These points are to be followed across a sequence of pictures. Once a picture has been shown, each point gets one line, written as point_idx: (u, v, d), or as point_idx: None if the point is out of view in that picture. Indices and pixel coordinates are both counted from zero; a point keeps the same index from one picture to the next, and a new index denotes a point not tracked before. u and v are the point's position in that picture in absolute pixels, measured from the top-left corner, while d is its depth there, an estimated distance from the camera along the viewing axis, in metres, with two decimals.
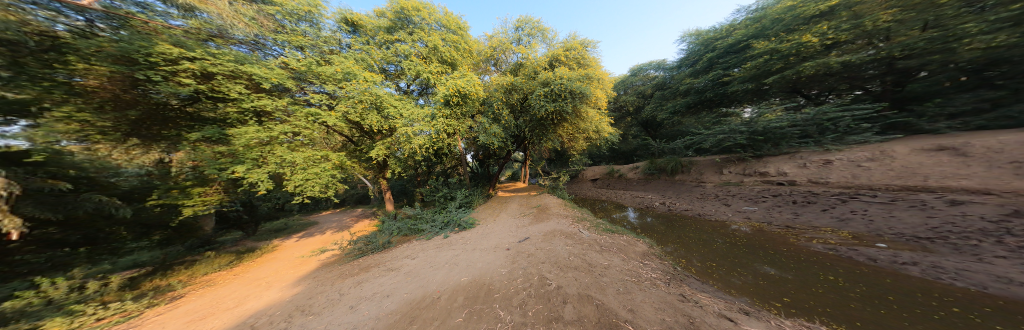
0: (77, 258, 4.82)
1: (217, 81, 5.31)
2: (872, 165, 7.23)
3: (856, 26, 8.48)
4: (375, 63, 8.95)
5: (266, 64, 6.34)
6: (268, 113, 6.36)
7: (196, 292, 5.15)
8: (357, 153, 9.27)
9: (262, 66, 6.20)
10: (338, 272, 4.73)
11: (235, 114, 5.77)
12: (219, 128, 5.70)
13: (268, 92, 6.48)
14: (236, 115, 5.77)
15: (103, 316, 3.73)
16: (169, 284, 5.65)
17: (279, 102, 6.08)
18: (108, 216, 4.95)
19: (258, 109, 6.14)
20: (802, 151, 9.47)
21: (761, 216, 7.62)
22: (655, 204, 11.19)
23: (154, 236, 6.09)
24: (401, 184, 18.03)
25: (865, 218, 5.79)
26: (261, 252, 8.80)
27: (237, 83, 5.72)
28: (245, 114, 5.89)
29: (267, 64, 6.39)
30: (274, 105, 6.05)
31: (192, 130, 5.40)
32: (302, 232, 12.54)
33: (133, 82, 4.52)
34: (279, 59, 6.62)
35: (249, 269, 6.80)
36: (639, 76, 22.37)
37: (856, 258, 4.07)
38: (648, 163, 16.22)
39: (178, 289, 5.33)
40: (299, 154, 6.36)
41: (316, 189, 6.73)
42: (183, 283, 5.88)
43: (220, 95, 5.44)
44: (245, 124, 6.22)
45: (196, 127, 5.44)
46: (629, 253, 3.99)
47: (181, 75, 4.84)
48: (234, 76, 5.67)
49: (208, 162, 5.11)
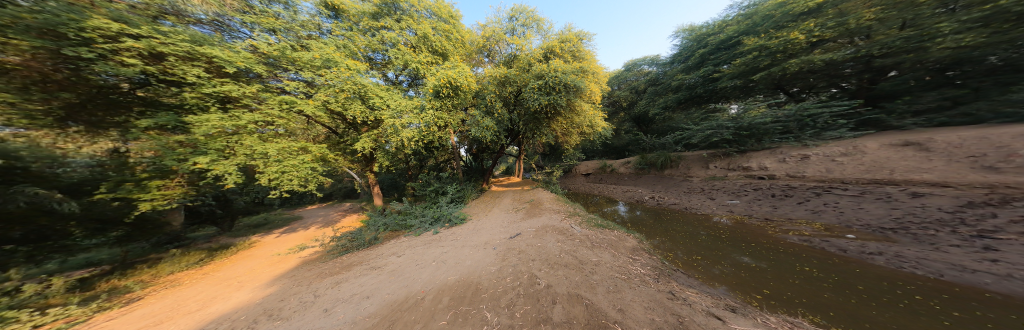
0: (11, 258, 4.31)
1: (170, 63, 4.65)
2: (845, 159, 7.63)
3: (840, 24, 8.74)
4: (359, 51, 8.36)
5: (229, 46, 5.64)
6: (235, 101, 5.80)
7: (160, 294, 4.79)
8: (342, 146, 8.78)
9: (226, 49, 5.57)
10: (317, 271, 4.48)
11: (193, 100, 5.10)
12: (176, 114, 5.16)
13: (235, 78, 5.83)
14: (196, 100, 5.11)
15: (42, 322, 3.36)
16: (127, 285, 5.21)
17: (247, 89, 5.53)
18: (50, 211, 4.44)
19: (225, 95, 5.56)
20: (782, 146, 9.88)
21: (742, 209, 7.94)
22: (645, 199, 11.45)
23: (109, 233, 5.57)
24: (391, 179, 17.51)
25: (836, 210, 6.14)
26: (237, 249, 8.33)
27: (195, 66, 5.06)
28: (208, 100, 5.27)
29: (232, 47, 5.74)
30: (242, 92, 5.51)
31: (144, 117, 4.85)
32: (284, 227, 11.98)
33: (69, 62, 3.87)
34: (247, 42, 5.95)
35: (222, 268, 6.39)
36: (632, 71, 22.43)
37: (828, 248, 4.30)
38: (640, 157, 16.48)
39: (137, 291, 4.92)
40: (273, 146, 5.89)
41: (295, 184, 6.32)
42: (143, 283, 5.43)
43: (175, 78, 4.80)
44: (208, 112, 5.64)
45: (151, 114, 4.89)
46: (619, 248, 4.02)
47: (125, 55, 4.20)
48: (193, 59, 5.01)
49: (166, 154, 4.62)
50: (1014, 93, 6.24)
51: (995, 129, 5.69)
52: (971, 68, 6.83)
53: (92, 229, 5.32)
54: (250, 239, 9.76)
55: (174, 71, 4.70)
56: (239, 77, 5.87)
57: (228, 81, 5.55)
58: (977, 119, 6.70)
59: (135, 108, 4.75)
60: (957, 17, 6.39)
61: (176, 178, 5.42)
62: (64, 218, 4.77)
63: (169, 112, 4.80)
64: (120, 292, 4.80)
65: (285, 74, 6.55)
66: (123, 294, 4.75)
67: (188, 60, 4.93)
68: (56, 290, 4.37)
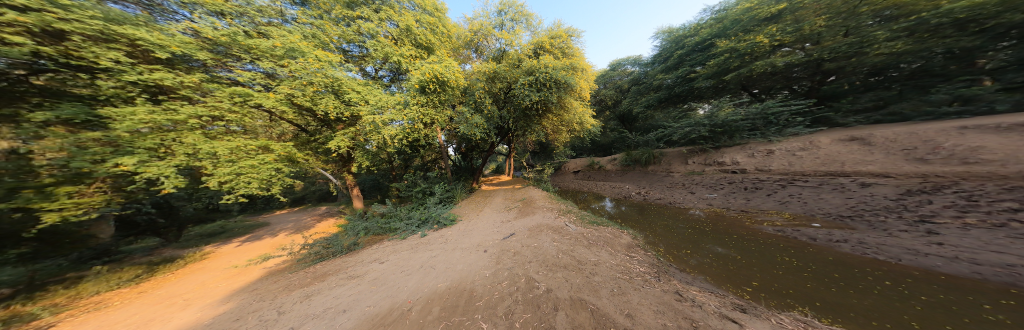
0: None
1: (75, 43, 3.70)
2: (804, 153, 8.37)
3: (797, 30, 9.47)
4: (331, 42, 7.55)
5: (162, 28, 4.66)
6: (172, 90, 4.86)
7: (75, 319, 3.91)
8: (312, 146, 7.86)
9: (156, 30, 4.59)
10: (284, 283, 3.90)
11: (111, 89, 4.14)
12: (89, 104, 4.09)
13: (172, 66, 4.88)
14: (114, 89, 4.15)
15: None
16: (33, 310, 4.15)
17: (187, 77, 4.66)
18: None
19: (157, 85, 4.64)
20: (750, 142, 10.64)
21: (721, 202, 8.43)
22: (631, 194, 11.81)
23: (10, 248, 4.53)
24: (373, 180, 16.40)
25: (800, 200, 6.67)
26: (187, 262, 7.25)
27: (113, 48, 4.12)
28: (133, 89, 4.34)
29: (164, 29, 4.74)
30: (179, 80, 4.62)
31: (44, 108, 3.72)
32: (247, 235, 10.68)
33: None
34: (184, 24, 4.87)
35: (163, 284, 5.46)
36: (616, 71, 23.10)
37: (800, 237, 4.63)
38: (624, 154, 17.01)
39: (47, 317, 3.97)
40: (225, 144, 5.07)
41: (255, 187, 5.54)
42: (54, 308, 4.32)
43: (84, 63, 3.83)
44: (134, 102, 4.65)
45: (55, 106, 3.76)
46: (615, 246, 3.96)
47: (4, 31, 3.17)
48: (110, 40, 4.06)
49: (76, 154, 3.71)
50: (931, 94, 7.18)
51: (921, 126, 6.53)
52: (899, 73, 7.82)
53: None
54: (203, 250, 8.56)
55: (82, 55, 3.76)
56: (178, 65, 4.92)
57: (162, 68, 4.62)
58: (903, 117, 7.60)
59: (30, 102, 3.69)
60: (891, 26, 7.28)
61: (93, 182, 4.43)
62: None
63: (77, 104, 3.85)
64: (24, 317, 3.87)
65: (238, 63, 5.64)
66: (27, 320, 3.80)
67: (102, 42, 3.98)
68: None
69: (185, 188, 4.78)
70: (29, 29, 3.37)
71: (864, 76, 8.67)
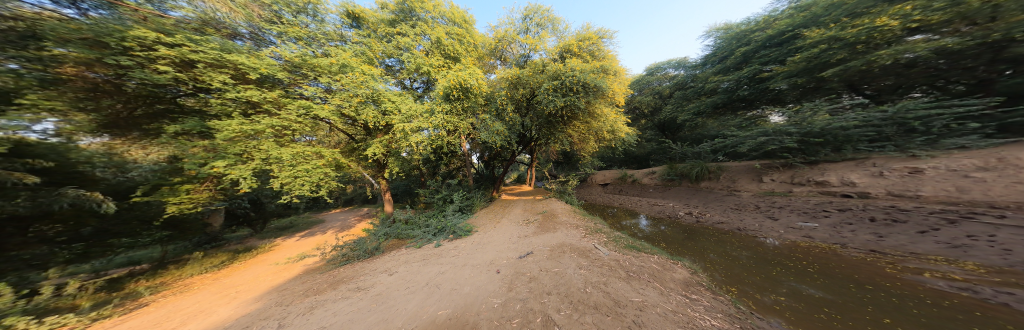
0: (56, 257, 4.59)
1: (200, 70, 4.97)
2: (987, 175, 5.49)
3: (956, 4, 6.29)
4: (376, 58, 8.66)
5: (258, 54, 5.99)
6: (257, 105, 5.97)
7: (163, 300, 4.65)
8: (356, 151, 8.83)
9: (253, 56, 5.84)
10: (306, 286, 4.03)
11: (220, 105, 5.37)
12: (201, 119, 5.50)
13: (259, 84, 6.11)
14: (221, 106, 5.34)
15: (65, 323, 3.37)
16: (142, 288, 5.21)
17: (268, 94, 5.69)
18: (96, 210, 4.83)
19: (249, 102, 5.79)
20: (873, 157, 7.73)
21: (826, 236, 6.14)
22: (679, 214, 9.77)
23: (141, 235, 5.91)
24: (405, 184, 17.76)
25: (995, 246, 4.22)
26: (258, 252, 8.62)
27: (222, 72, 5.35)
28: (232, 105, 5.52)
29: (257, 54, 6.01)
30: (262, 96, 5.63)
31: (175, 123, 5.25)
32: (306, 231, 12.42)
33: (117, 75, 4.32)
34: (271, 49, 6.15)
35: (232, 273, 6.36)
36: (656, 75, 20.89)
37: (1021, 308, 2.67)
38: (668, 167, 14.89)
39: (146, 295, 4.87)
40: (288, 150, 5.86)
41: (305, 189, 6.24)
42: (153, 289, 5.25)
43: (202, 84, 5.08)
44: (231, 117, 5.80)
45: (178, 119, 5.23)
46: (666, 282, 2.91)
47: (159, 62, 4.52)
48: (223, 67, 5.35)
49: (187, 157, 4.88)
50: None
51: None
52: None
53: (134, 229, 5.75)
54: (272, 242, 10.17)
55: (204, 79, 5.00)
56: (264, 83, 6.18)
57: (253, 87, 5.81)
58: None
59: (167, 115, 5.18)
60: None
61: (204, 182, 5.67)
62: (105, 219, 5.13)
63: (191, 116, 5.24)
64: (135, 294, 4.85)
65: (307, 80, 6.87)
66: (136, 298, 4.71)
67: (216, 68, 5.26)
68: (85, 291, 4.58)
69: (256, 188, 5.58)
70: (173, 60, 4.71)
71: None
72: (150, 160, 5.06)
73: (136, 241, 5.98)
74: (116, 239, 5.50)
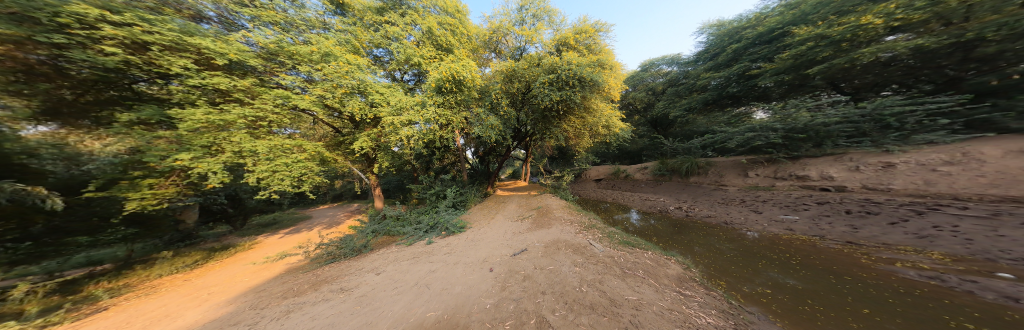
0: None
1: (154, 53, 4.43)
2: (953, 169, 5.82)
3: (935, 3, 6.47)
4: (362, 47, 8.12)
5: (225, 38, 5.44)
6: (227, 93, 5.48)
7: (126, 304, 4.30)
8: (342, 146, 8.40)
9: (220, 40, 5.32)
10: (285, 288, 3.80)
11: (181, 93, 4.83)
12: (159, 107, 4.98)
13: (229, 72, 5.59)
14: (182, 94, 4.83)
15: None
16: (99, 290, 4.81)
17: (239, 82, 5.21)
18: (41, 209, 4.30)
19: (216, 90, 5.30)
20: (851, 152, 8.09)
21: (806, 228, 6.42)
22: (669, 209, 9.98)
23: (99, 235, 5.44)
24: (397, 180, 17.31)
25: (957, 236, 4.50)
26: (236, 251, 8.16)
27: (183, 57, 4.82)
28: (197, 94, 5.02)
29: (226, 39, 5.49)
30: (232, 84, 5.15)
31: (128, 110, 4.74)
32: (291, 228, 11.92)
33: (50, 56, 3.76)
34: (241, 34, 5.62)
35: (207, 274, 5.98)
36: (650, 71, 21.01)
37: (984, 295, 2.81)
38: (659, 163, 15.17)
39: (104, 299, 4.46)
40: (265, 143, 5.42)
41: (285, 185, 5.87)
42: (112, 292, 4.84)
43: (160, 69, 4.57)
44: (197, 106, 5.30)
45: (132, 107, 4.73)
46: (660, 278, 2.92)
47: (104, 43, 4.01)
48: (183, 50, 4.82)
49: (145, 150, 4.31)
50: None
51: None
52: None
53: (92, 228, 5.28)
54: (252, 240, 9.67)
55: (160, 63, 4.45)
56: (234, 70, 5.67)
57: (221, 74, 5.31)
58: None
59: (119, 102, 4.66)
60: None
61: (171, 177, 5.15)
62: (56, 218, 4.66)
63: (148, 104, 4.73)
64: (90, 298, 4.45)
65: (284, 69, 6.36)
66: (92, 301, 4.34)
67: (177, 51, 4.73)
68: (35, 296, 4.18)
69: (229, 183, 5.15)
70: (121, 40, 4.16)
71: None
72: (108, 152, 4.43)
73: (95, 241, 5.51)
74: (71, 238, 5.05)
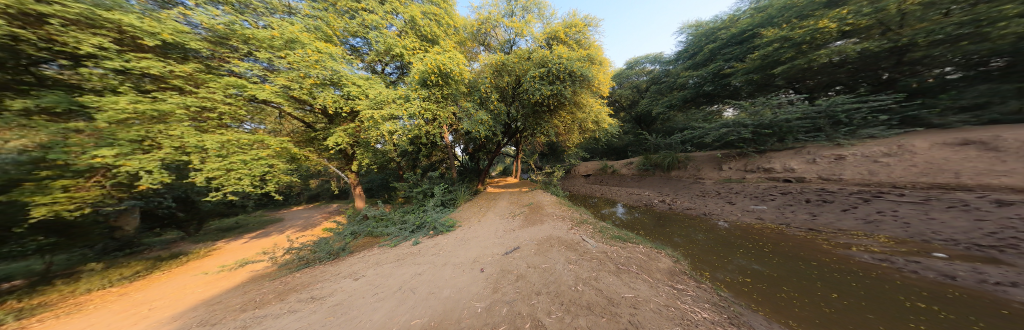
0: None
1: (54, 27, 3.45)
2: (891, 160, 6.53)
3: (879, 10, 7.20)
4: (336, 36, 7.38)
5: (158, 17, 4.47)
6: (161, 79, 4.53)
7: (37, 326, 3.58)
8: (315, 143, 7.65)
9: (148, 17, 4.35)
10: (246, 298, 3.39)
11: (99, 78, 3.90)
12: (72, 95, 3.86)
13: (163, 56, 4.61)
14: (98, 79, 3.83)
15: None
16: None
17: (177, 67, 4.38)
18: None
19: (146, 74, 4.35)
20: (808, 146, 8.84)
21: (774, 216, 6.96)
22: (654, 202, 10.39)
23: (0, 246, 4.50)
24: (381, 178, 16.40)
25: (898, 220, 5.06)
26: (189, 259, 7.22)
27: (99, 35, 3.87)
28: (119, 79, 4.05)
29: (158, 17, 4.51)
30: (165, 69, 4.25)
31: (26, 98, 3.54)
32: (259, 232, 10.84)
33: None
34: (177, 11, 4.66)
35: (149, 286, 5.20)
36: (634, 70, 21.66)
37: (926, 274, 3.16)
38: (643, 158, 15.74)
39: (11, 321, 3.67)
40: (216, 137, 4.71)
41: (244, 185, 5.18)
42: (20, 312, 4.02)
43: (66, 49, 3.57)
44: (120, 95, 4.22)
45: (38, 95, 3.58)
46: (653, 273, 2.98)
47: None
48: (95, 26, 3.82)
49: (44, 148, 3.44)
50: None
51: None
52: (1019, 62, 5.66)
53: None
54: (211, 246, 8.64)
55: (64, 40, 3.53)
56: (168, 54, 4.67)
57: (151, 58, 4.34)
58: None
59: (12, 87, 3.45)
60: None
61: (93, 176, 4.32)
62: None
63: (56, 92, 3.61)
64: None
65: (236, 55, 5.54)
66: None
67: (86, 27, 3.75)
68: None
69: (169, 183, 4.41)
70: (1, 10, 3.13)
71: (953, 70, 6.57)
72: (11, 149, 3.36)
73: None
74: None
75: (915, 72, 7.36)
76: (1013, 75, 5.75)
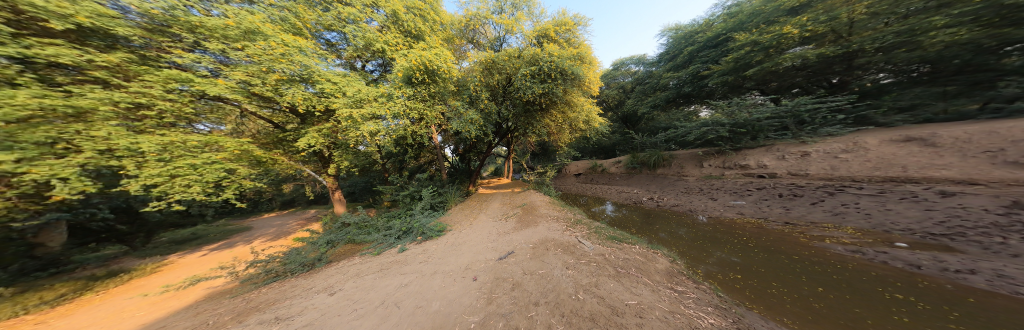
0: None
1: None
2: (849, 156, 7.05)
3: (833, 18, 7.91)
4: (308, 28, 6.73)
5: None
6: (84, 69, 3.64)
7: None
8: (285, 144, 6.91)
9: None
10: (213, 314, 2.87)
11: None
12: None
13: (81, 44, 3.72)
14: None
15: None
16: None
17: (101, 56, 3.63)
18: None
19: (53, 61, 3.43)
20: (777, 143, 9.37)
21: (753, 211, 7.33)
22: (643, 200, 10.62)
23: None
24: (365, 182, 15.47)
25: (861, 212, 5.46)
26: (133, 275, 6.28)
27: None
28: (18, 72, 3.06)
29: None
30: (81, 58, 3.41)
31: None
32: (222, 242, 9.73)
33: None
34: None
35: (72, 311, 4.36)
36: (620, 71, 22.34)
37: (895, 264, 3.40)
38: (630, 156, 16.14)
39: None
40: (156, 139, 4.04)
41: (195, 193, 4.51)
42: None
43: None
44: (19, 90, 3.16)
45: None
46: (652, 275, 2.93)
47: None
48: None
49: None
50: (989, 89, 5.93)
51: (1003, 122, 5.28)
52: (944, 66, 6.41)
53: None
54: (162, 261, 7.59)
55: None
56: (88, 41, 3.78)
57: (63, 45, 3.45)
58: (962, 116, 6.23)
59: None
60: (950, 10, 5.63)
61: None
62: None
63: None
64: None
65: (179, 44, 4.75)
66: None
67: None
68: None
69: (92, 192, 3.70)
70: None
71: (888, 75, 7.57)
72: None
73: None
74: None
75: (859, 77, 8.36)
76: (937, 79, 6.68)
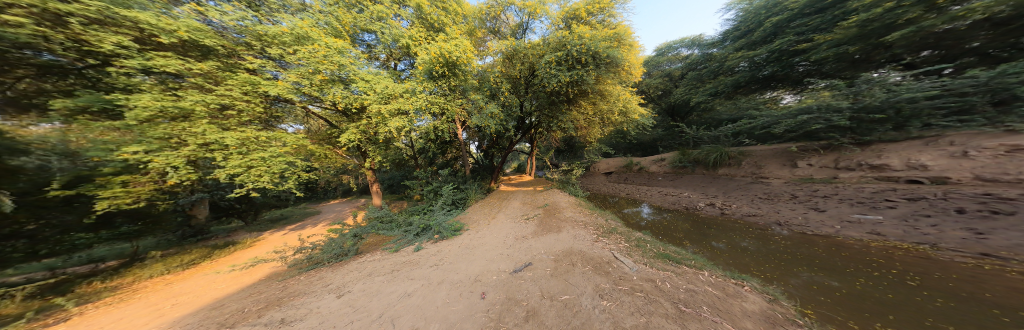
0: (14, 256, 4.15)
1: (77, 26, 3.68)
2: None
3: None
4: (347, 31, 7.46)
5: (176, 15, 4.73)
6: (182, 75, 4.75)
7: (113, 303, 4.02)
8: (332, 140, 7.83)
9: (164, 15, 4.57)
10: (258, 298, 3.13)
11: (122, 76, 4.11)
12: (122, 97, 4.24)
13: (185, 54, 4.88)
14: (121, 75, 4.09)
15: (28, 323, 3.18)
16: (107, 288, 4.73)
17: (195, 64, 4.59)
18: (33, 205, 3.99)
19: (167, 71, 4.63)
20: (950, 134, 6.03)
21: (901, 233, 4.89)
22: (699, 205, 8.65)
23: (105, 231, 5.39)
24: (401, 175, 17.09)
25: None
26: (234, 248, 7.97)
27: (119, 33, 4.07)
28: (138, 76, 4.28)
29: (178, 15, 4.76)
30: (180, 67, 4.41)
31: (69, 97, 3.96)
32: (297, 223, 12.00)
33: (12, 65, 3.41)
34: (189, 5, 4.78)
35: (192, 274, 5.62)
36: (666, 56, 19.07)
37: None
38: (680, 153, 13.76)
39: (71, 307, 3.77)
40: (236, 134, 4.90)
41: (264, 182, 5.35)
42: (115, 290, 4.65)
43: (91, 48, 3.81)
44: (146, 91, 4.35)
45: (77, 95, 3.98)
46: (741, 321, 1.90)
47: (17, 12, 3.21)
48: (117, 25, 4.06)
49: (90, 143, 3.92)
50: None
51: None
52: None
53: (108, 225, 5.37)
54: (255, 237, 9.60)
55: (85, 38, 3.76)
56: (189, 52, 4.91)
57: (172, 56, 4.56)
58: None
59: (59, 90, 3.91)
60: None
61: (146, 172, 4.64)
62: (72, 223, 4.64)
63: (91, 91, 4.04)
64: (54, 306, 3.74)
65: (252, 52, 5.76)
66: (97, 297, 4.23)
67: (108, 26, 3.98)
68: (15, 299, 3.79)
69: (196, 178, 4.72)
70: (29, 9, 3.35)
71: None
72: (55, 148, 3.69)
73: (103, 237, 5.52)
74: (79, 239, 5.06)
75: None
76: None
